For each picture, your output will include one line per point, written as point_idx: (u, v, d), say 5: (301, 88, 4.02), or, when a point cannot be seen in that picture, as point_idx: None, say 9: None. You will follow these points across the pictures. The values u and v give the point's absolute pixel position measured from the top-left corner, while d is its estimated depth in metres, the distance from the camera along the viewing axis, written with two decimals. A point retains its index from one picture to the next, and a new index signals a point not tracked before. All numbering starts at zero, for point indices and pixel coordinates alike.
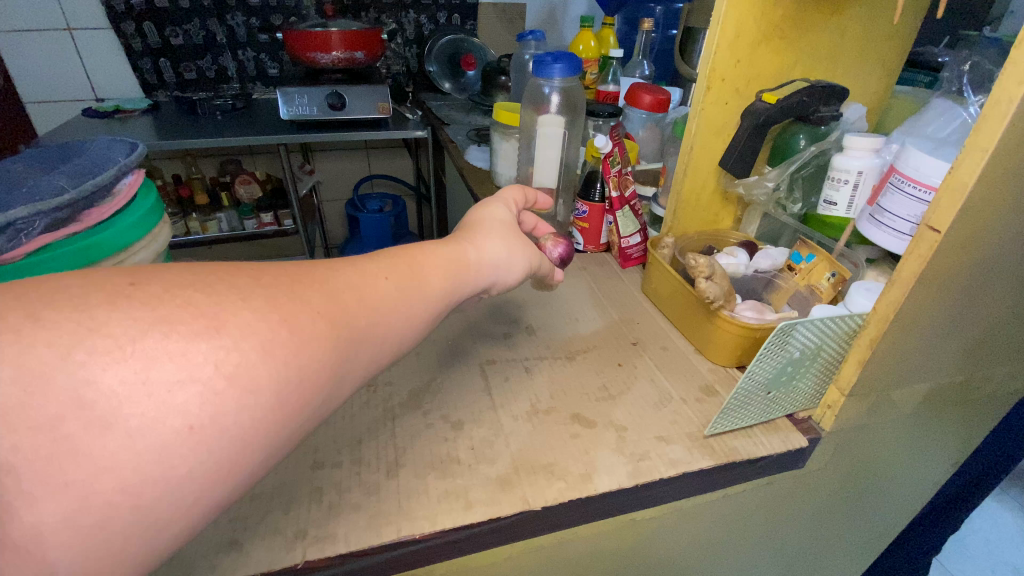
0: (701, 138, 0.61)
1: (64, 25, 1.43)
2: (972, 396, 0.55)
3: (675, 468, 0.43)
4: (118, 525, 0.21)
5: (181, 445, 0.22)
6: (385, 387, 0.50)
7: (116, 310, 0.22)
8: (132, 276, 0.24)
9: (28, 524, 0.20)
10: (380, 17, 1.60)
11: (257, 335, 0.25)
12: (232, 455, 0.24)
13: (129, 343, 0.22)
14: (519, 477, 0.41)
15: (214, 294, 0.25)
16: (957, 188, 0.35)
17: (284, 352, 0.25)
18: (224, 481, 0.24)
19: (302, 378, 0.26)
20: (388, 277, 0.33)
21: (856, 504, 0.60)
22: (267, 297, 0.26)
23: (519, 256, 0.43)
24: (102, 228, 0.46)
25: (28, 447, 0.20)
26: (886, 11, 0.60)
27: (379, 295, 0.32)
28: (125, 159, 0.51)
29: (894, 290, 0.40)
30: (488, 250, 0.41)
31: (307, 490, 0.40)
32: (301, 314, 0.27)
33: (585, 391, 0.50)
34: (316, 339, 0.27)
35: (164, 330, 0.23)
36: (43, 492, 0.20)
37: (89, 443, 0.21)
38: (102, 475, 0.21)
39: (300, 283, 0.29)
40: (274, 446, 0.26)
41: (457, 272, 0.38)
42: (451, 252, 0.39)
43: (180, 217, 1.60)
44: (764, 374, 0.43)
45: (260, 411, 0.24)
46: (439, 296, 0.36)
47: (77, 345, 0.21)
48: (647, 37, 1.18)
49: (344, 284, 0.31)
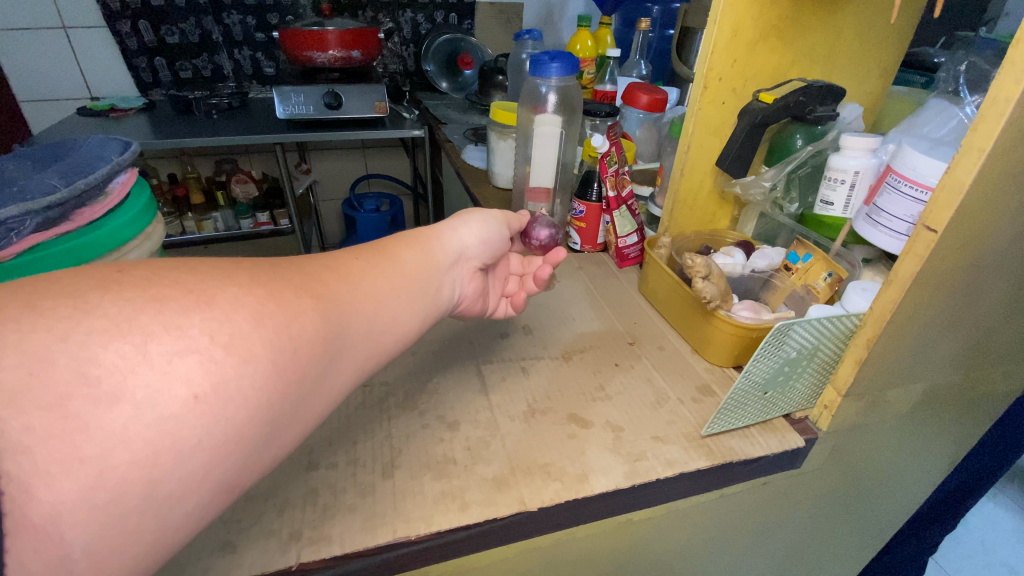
0: (698, 137, 0.61)
1: (59, 23, 1.42)
2: (970, 395, 0.55)
3: (673, 468, 0.43)
4: (133, 501, 0.22)
5: (187, 415, 0.23)
6: (381, 387, 0.50)
7: (108, 294, 0.24)
8: (117, 263, 0.26)
9: (46, 504, 0.20)
10: (377, 16, 1.59)
11: (247, 307, 0.27)
12: (237, 424, 0.25)
13: (125, 321, 0.23)
14: (516, 478, 0.41)
15: (200, 275, 0.27)
16: (953, 189, 0.35)
17: (273, 322, 0.27)
18: (231, 454, 0.25)
19: (296, 347, 0.28)
20: (359, 258, 0.36)
21: (853, 504, 0.60)
22: (250, 274, 0.29)
23: (473, 227, 0.48)
24: (94, 228, 0.46)
25: (40, 427, 0.21)
26: (883, 10, 0.60)
27: (354, 273, 0.35)
28: (118, 157, 0.51)
29: (891, 291, 0.40)
30: (447, 227, 0.46)
31: (302, 492, 0.39)
32: (285, 290, 0.29)
33: (581, 391, 0.50)
34: (301, 311, 0.29)
35: (156, 307, 0.24)
36: (58, 470, 0.20)
37: (99, 418, 0.21)
38: (114, 450, 0.21)
39: (279, 270, 0.31)
40: (277, 416, 0.27)
41: (423, 245, 0.42)
42: (415, 238, 0.42)
43: (175, 217, 1.58)
44: (761, 374, 0.43)
45: (261, 379, 0.26)
46: (414, 267, 0.39)
47: (74, 327, 0.22)
48: (644, 37, 1.20)
49: (319, 266, 0.33)
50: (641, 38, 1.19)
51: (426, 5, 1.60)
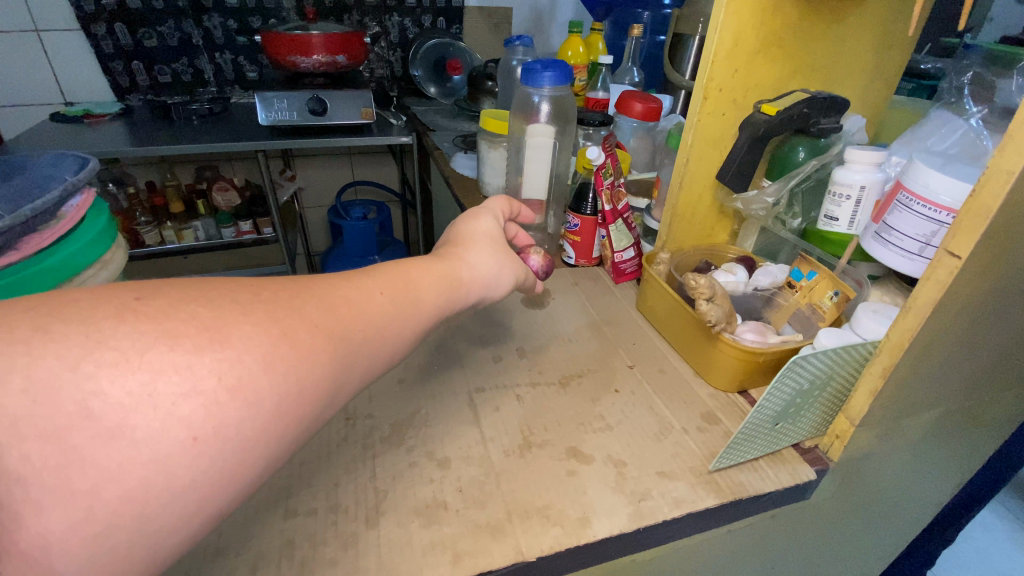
0: (697, 149, 0.58)
1: (32, 26, 1.36)
2: (980, 419, 0.53)
3: (680, 508, 0.40)
4: (124, 534, 0.21)
5: (184, 458, 0.22)
6: (366, 420, 0.46)
7: (124, 324, 0.22)
8: (137, 290, 0.24)
9: (35, 533, 0.20)
10: (363, 19, 1.55)
11: (260, 348, 0.25)
12: (234, 463, 0.23)
13: (136, 354, 0.22)
14: (511, 523, 0.38)
15: (216, 308, 0.25)
16: (980, 213, 0.33)
17: (285, 366, 0.25)
18: (225, 489, 0.23)
19: (302, 391, 0.26)
20: (383, 292, 0.33)
21: (863, 532, 0.57)
22: (268, 312, 0.26)
23: (507, 273, 0.44)
24: (41, 258, 0.42)
25: (37, 457, 0.20)
26: (883, 19, 0.58)
27: (375, 308, 0.32)
28: (73, 177, 0.47)
29: (910, 317, 0.37)
30: (476, 264, 0.42)
31: (277, 544, 0.36)
32: (299, 328, 0.27)
33: (579, 421, 0.47)
34: (314, 352, 0.27)
35: (169, 343, 0.23)
36: (50, 501, 0.20)
37: (95, 453, 0.20)
38: (109, 483, 0.20)
39: (299, 296, 0.29)
40: (273, 455, 0.25)
41: (448, 279, 0.38)
42: (444, 267, 0.39)
43: (153, 226, 1.51)
44: (774, 407, 0.40)
45: (263, 421, 0.24)
46: (433, 305, 0.36)
47: (84, 357, 0.21)
48: (637, 42, 1.17)
49: (339, 297, 0.30)
50: (633, 45, 1.17)
51: (413, 9, 1.57)
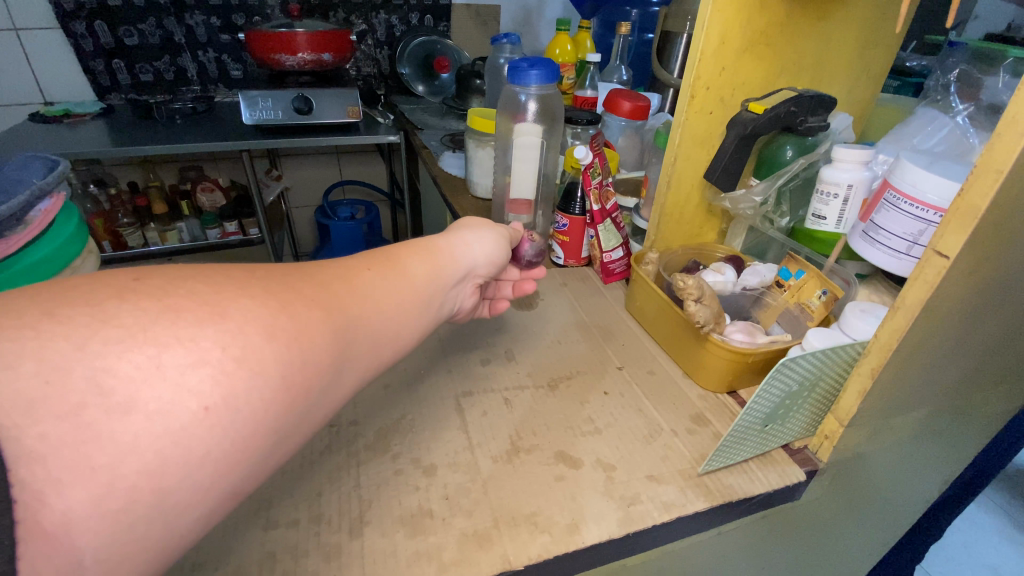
0: (685, 148, 0.58)
1: (10, 24, 1.33)
2: (969, 417, 0.53)
3: (670, 512, 0.39)
4: (143, 510, 0.20)
5: (197, 429, 0.21)
6: (350, 427, 0.45)
7: (126, 303, 0.22)
8: (134, 271, 0.23)
9: (58, 512, 0.18)
10: (349, 17, 1.53)
11: (260, 320, 0.24)
12: (246, 436, 0.23)
13: (142, 330, 0.21)
14: (498, 532, 0.37)
15: (214, 285, 0.24)
16: (968, 212, 0.33)
17: (285, 337, 0.25)
18: (238, 465, 0.23)
19: (304, 365, 0.25)
20: (371, 269, 0.32)
21: (855, 530, 0.57)
22: (264, 287, 0.26)
23: (488, 234, 0.44)
24: (7, 265, 0.41)
25: (54, 435, 0.19)
26: (868, 16, 0.58)
27: (365, 285, 0.31)
28: (41, 180, 0.46)
29: (899, 317, 0.37)
30: (458, 238, 0.42)
31: (257, 556, 0.35)
32: (298, 305, 0.26)
33: (567, 424, 0.47)
34: (313, 328, 0.26)
35: (171, 317, 0.22)
36: (72, 478, 0.19)
37: (110, 427, 0.19)
38: (127, 457, 0.19)
39: (295, 279, 0.28)
40: (283, 431, 0.25)
41: (433, 256, 0.38)
42: (423, 244, 0.39)
43: (137, 227, 1.48)
44: (763, 409, 0.40)
45: (270, 395, 0.23)
46: (422, 281, 0.35)
47: (91, 336, 0.20)
48: (624, 40, 1.16)
49: (331, 278, 0.30)
50: (621, 43, 1.16)
51: (400, 6, 1.55)
